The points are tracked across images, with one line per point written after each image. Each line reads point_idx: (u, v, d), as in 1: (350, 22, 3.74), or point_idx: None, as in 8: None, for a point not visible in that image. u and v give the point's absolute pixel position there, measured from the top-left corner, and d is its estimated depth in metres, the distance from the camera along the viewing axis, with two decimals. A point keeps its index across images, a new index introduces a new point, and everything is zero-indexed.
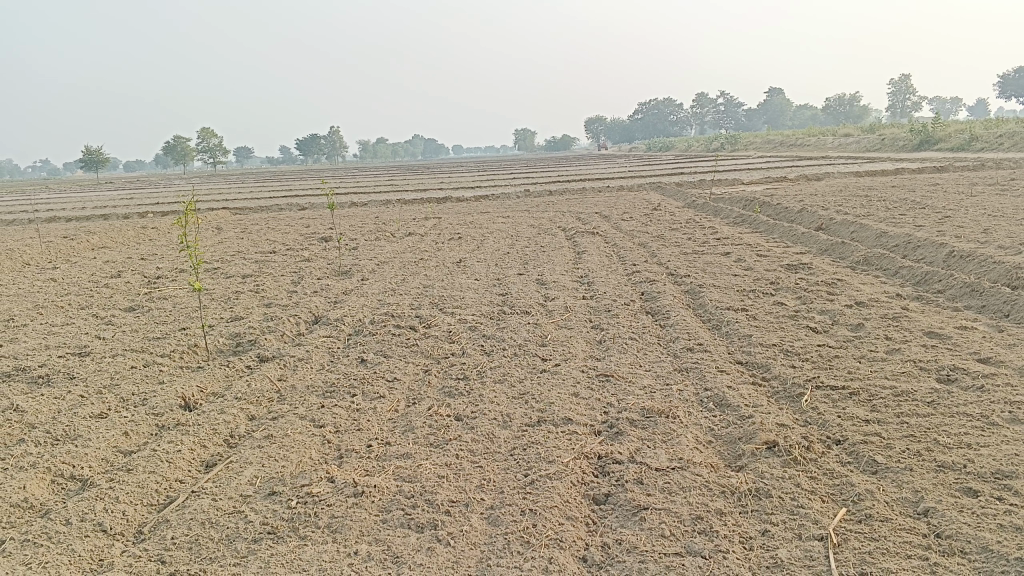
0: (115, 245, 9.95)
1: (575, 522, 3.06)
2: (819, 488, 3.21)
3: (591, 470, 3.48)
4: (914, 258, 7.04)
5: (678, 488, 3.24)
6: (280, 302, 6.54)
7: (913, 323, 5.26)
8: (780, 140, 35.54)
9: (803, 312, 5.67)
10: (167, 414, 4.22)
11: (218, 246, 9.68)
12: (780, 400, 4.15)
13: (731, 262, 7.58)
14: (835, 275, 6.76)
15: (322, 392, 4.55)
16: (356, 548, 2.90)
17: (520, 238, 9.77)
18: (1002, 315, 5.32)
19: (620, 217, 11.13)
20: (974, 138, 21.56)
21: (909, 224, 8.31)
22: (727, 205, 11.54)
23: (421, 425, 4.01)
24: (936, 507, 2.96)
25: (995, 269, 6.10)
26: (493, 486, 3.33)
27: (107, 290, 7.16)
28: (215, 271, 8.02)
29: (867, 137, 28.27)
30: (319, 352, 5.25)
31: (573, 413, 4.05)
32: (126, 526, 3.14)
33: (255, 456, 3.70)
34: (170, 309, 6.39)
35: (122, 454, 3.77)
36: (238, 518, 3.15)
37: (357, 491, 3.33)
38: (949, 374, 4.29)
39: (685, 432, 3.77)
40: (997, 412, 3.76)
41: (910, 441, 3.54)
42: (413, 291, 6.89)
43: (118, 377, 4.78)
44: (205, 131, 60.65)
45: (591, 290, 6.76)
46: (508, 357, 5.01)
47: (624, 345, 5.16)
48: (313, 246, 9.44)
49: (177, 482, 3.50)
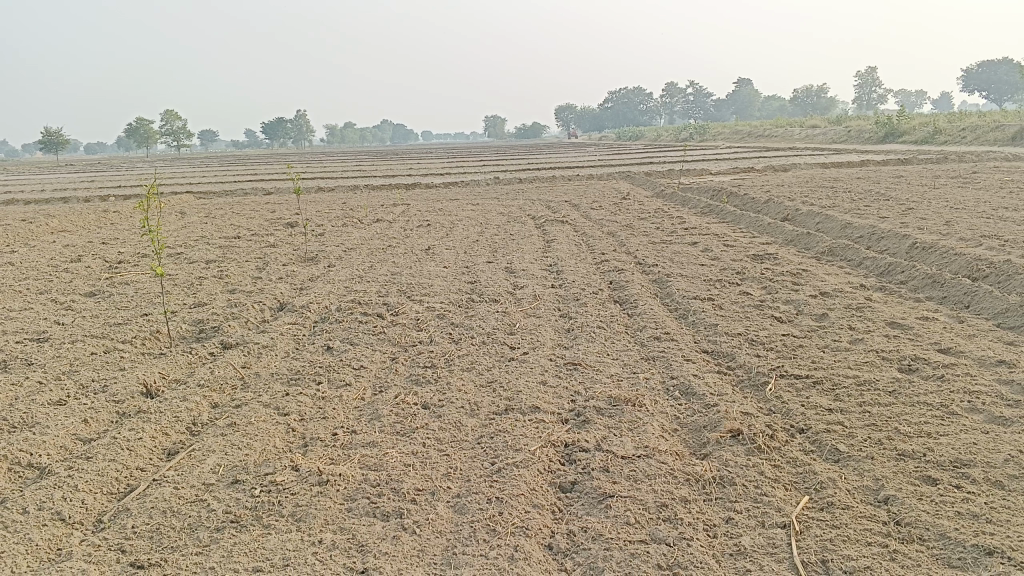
0: (75, 229, 9.75)
1: (541, 510, 3.06)
2: (782, 476, 3.25)
3: (558, 458, 3.49)
4: (878, 249, 7.14)
5: (643, 476, 3.26)
6: (245, 288, 6.46)
7: (876, 313, 5.34)
8: (748, 131, 35.80)
9: (769, 302, 5.73)
10: (128, 402, 4.15)
11: (181, 231, 9.53)
12: (745, 389, 4.19)
13: (699, 252, 7.63)
14: (801, 265, 6.82)
15: (287, 379, 4.50)
16: (320, 537, 2.87)
17: (489, 225, 9.74)
18: (963, 307, 5.42)
19: (589, 206, 11.13)
20: (937, 131, 21.91)
21: (874, 215, 8.43)
22: (695, 195, 11.61)
23: (388, 413, 3.98)
24: (896, 495, 3.01)
25: (956, 261, 6.21)
26: (459, 474, 3.32)
27: (66, 275, 7.00)
28: (178, 255, 7.90)
29: (833, 129, 28.58)
30: (284, 340, 5.18)
31: (540, 401, 4.05)
32: (85, 514, 3.08)
33: (218, 444, 3.65)
34: (132, 295, 6.27)
35: (81, 442, 3.70)
36: (201, 507, 3.11)
37: (322, 479, 3.30)
38: (910, 364, 4.36)
39: (650, 421, 3.79)
40: (956, 402, 3.83)
41: (872, 430, 3.59)
42: (380, 278, 6.84)
43: (77, 364, 4.68)
44: (169, 114, 59.63)
45: (559, 279, 6.76)
46: (476, 345, 5.00)
47: (592, 334, 5.16)
48: (279, 232, 9.32)
49: (137, 471, 3.44)
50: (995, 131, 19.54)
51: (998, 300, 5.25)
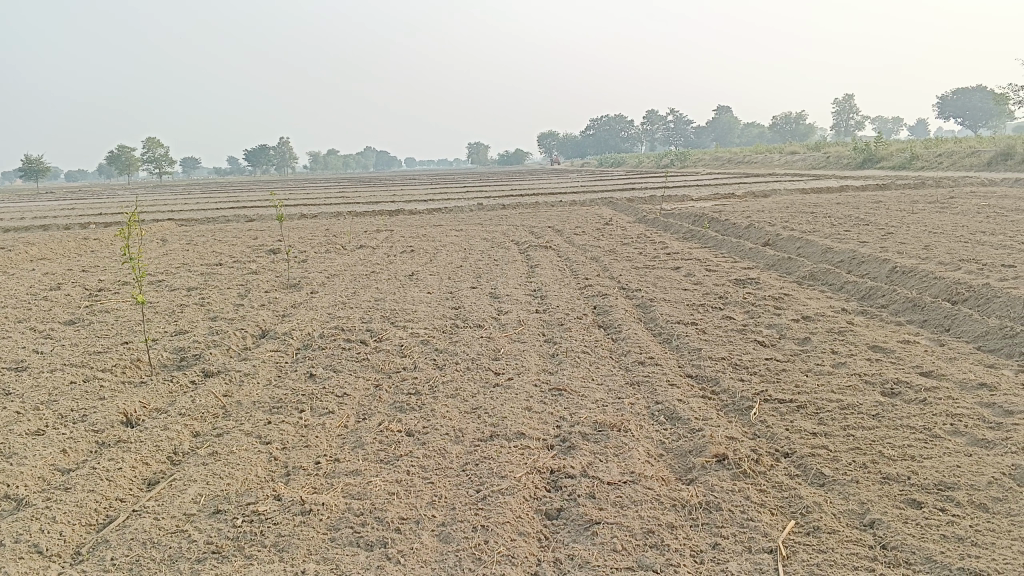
0: (55, 257, 9.67)
1: (527, 538, 3.04)
2: (768, 501, 3.24)
3: (544, 485, 3.47)
4: (858, 272, 7.21)
5: (629, 502, 3.24)
6: (226, 316, 6.41)
7: (858, 336, 5.38)
8: (728, 157, 36.20)
9: (752, 326, 5.76)
10: (108, 431, 4.09)
11: (163, 258, 9.48)
12: (730, 414, 4.19)
13: (681, 276, 7.67)
14: (783, 289, 6.88)
15: (269, 407, 4.46)
16: (303, 567, 2.83)
17: (473, 251, 9.76)
18: (943, 330, 5.47)
19: (572, 231, 11.19)
20: (914, 157, 22.24)
21: (853, 240, 8.53)
22: (677, 221, 11.69)
23: (371, 440, 3.95)
24: (881, 519, 3.01)
25: (936, 284, 6.27)
26: (444, 502, 3.29)
27: (45, 303, 6.93)
28: (160, 283, 7.85)
29: (812, 155, 28.99)
30: (266, 367, 5.14)
31: (525, 427, 4.03)
32: (63, 546, 3.02)
33: (199, 474, 3.60)
34: (112, 322, 6.22)
35: (59, 472, 3.64)
36: (181, 538, 3.06)
37: (304, 509, 3.26)
38: (893, 387, 4.38)
39: (636, 446, 3.78)
40: (939, 425, 3.86)
41: (856, 453, 3.60)
42: (363, 304, 6.81)
43: (56, 392, 4.62)
44: (151, 141, 59.64)
45: (543, 304, 6.77)
46: (460, 371, 4.98)
47: (576, 359, 5.16)
48: (261, 259, 9.29)
49: (117, 502, 3.39)
50: (971, 156, 19.89)
51: (978, 323, 5.31)
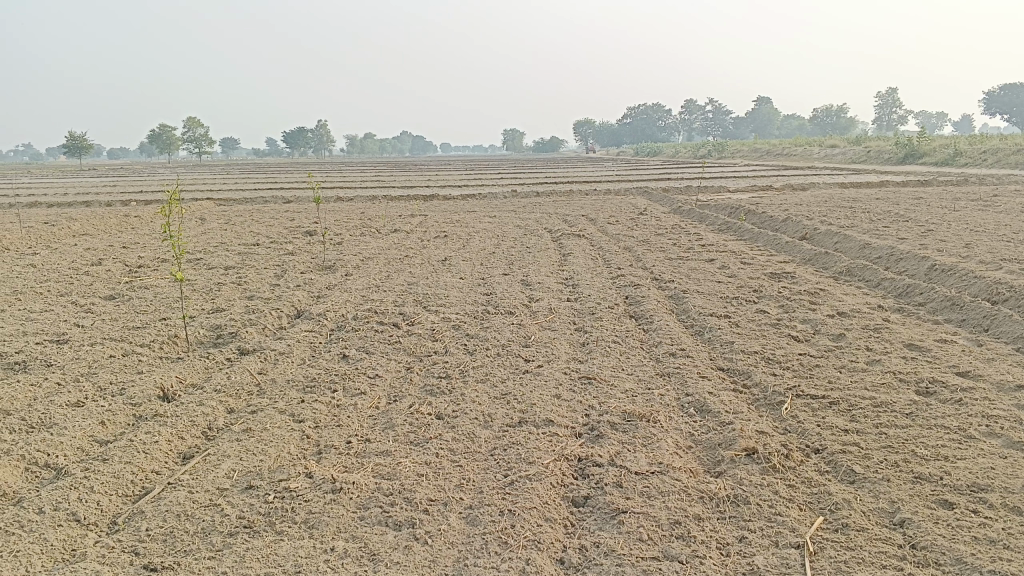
0: (96, 233, 9.86)
1: (553, 524, 3.06)
2: (797, 496, 3.22)
3: (571, 472, 3.48)
4: (896, 269, 7.10)
5: (656, 492, 3.25)
6: (262, 295, 6.50)
7: (894, 334, 5.31)
8: (767, 149, 35.78)
9: (785, 320, 5.71)
10: (146, 405, 4.18)
11: (201, 236, 9.63)
12: (760, 407, 4.17)
13: (715, 268, 7.62)
14: (819, 284, 6.80)
15: (302, 386, 4.52)
16: (332, 544, 2.88)
17: (506, 238, 9.77)
18: (982, 330, 5.37)
19: (607, 220, 11.14)
20: (959, 152, 21.81)
21: (892, 236, 8.40)
22: (713, 212, 11.60)
23: (401, 423, 3.99)
24: (912, 518, 2.99)
25: (977, 283, 6.16)
26: (472, 485, 3.32)
27: (86, 278, 7.08)
28: (198, 261, 7.98)
29: (853, 148, 28.54)
30: (300, 347, 5.21)
31: (554, 414, 4.05)
32: (100, 516, 3.10)
33: (233, 450, 3.67)
34: (151, 298, 6.34)
35: (98, 443, 3.73)
36: (214, 511, 3.13)
37: (335, 487, 3.31)
38: (928, 386, 4.33)
39: (665, 437, 3.78)
40: (975, 426, 3.80)
41: (888, 452, 3.56)
42: (397, 288, 6.86)
43: (96, 365, 4.73)
44: (191, 121, 60.41)
45: (576, 292, 6.76)
46: (491, 357, 5.00)
47: (607, 349, 5.16)
48: (297, 240, 9.38)
49: (152, 474, 3.47)
50: (1017, 154, 19.46)
51: (1018, 324, 5.21)
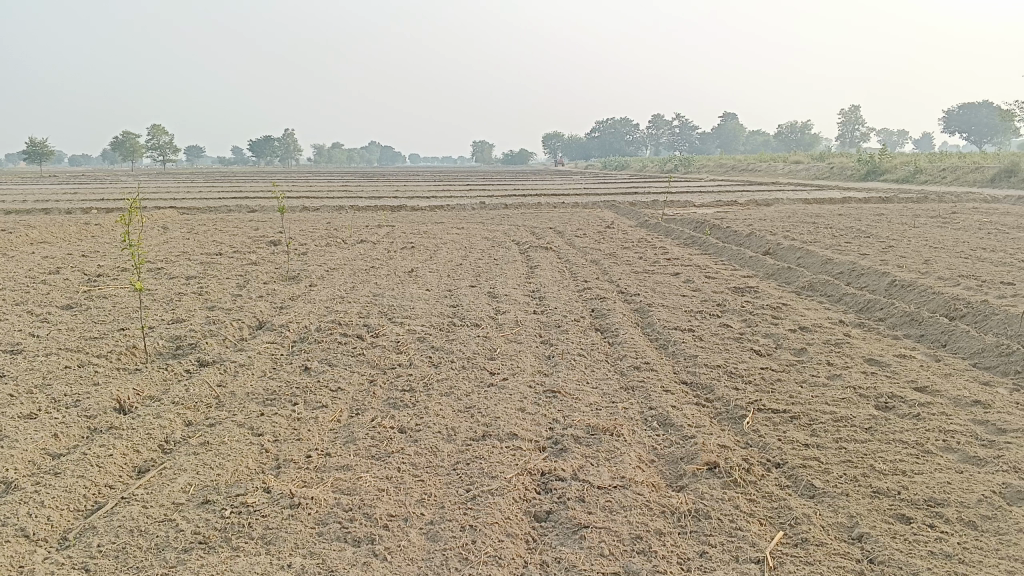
0: (55, 241, 9.66)
1: (515, 539, 3.03)
2: (758, 511, 3.24)
3: (534, 486, 3.47)
4: (857, 285, 7.20)
5: (618, 507, 3.24)
6: (224, 306, 6.41)
7: (855, 349, 5.38)
8: (733, 164, 36.23)
9: (748, 334, 5.76)
10: (101, 417, 4.08)
11: (163, 246, 9.48)
12: (723, 422, 4.18)
13: (680, 282, 7.68)
14: (782, 299, 6.88)
15: (262, 399, 4.45)
16: (289, 561, 2.83)
17: (473, 250, 9.75)
18: (939, 346, 5.46)
19: (574, 234, 11.17)
20: (918, 170, 22.25)
21: (854, 252, 8.52)
22: (679, 227, 11.70)
23: (363, 436, 3.95)
24: (869, 533, 3.01)
25: (935, 299, 6.27)
26: (434, 500, 3.29)
27: (43, 286, 6.93)
28: (159, 270, 7.85)
29: (818, 165, 28.97)
30: (261, 359, 5.14)
31: (518, 428, 4.03)
32: (50, 531, 3.02)
33: (190, 463, 3.60)
34: (109, 308, 6.22)
35: (50, 457, 3.64)
36: (169, 527, 3.06)
37: (293, 502, 3.26)
38: (887, 401, 4.38)
39: (628, 451, 3.78)
40: (932, 440, 3.85)
41: (848, 466, 3.59)
42: (362, 299, 6.81)
43: (50, 377, 4.62)
44: (156, 129, 59.60)
45: (542, 305, 6.77)
46: (455, 370, 4.97)
47: (572, 362, 5.15)
48: (261, 250, 9.27)
49: (106, 488, 3.39)
50: (974, 173, 19.94)
51: (974, 340, 5.31)
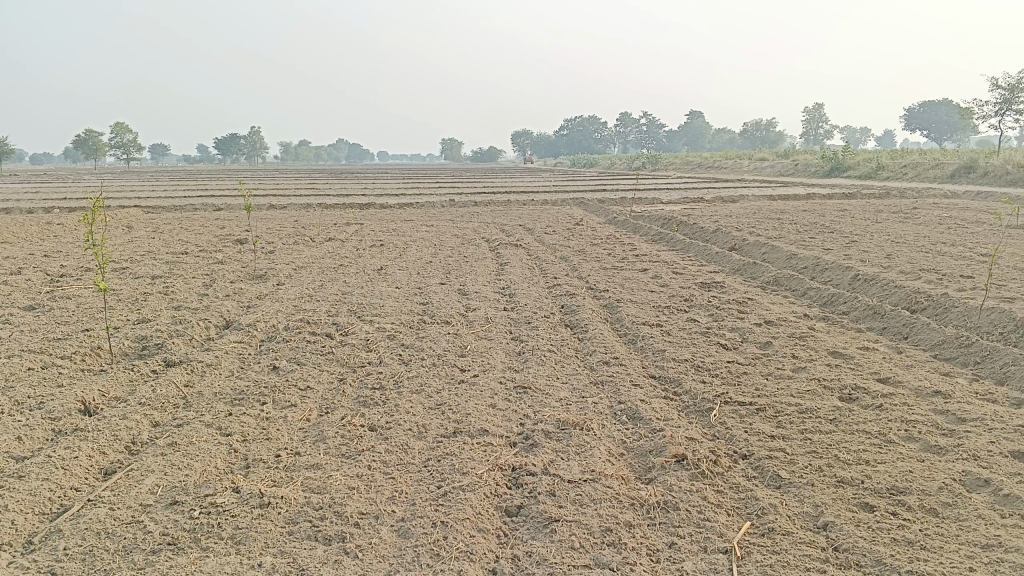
0: (16, 241, 9.49)
1: (486, 535, 3.05)
2: (725, 502, 3.29)
3: (504, 482, 3.48)
4: (822, 279, 7.32)
5: (588, 500, 3.27)
6: (190, 305, 6.34)
7: (819, 342, 5.46)
8: (700, 161, 36.55)
9: (715, 329, 5.83)
10: (66, 419, 4.03)
11: (127, 245, 9.35)
12: (690, 415, 4.24)
13: (649, 278, 7.75)
14: (748, 294, 6.97)
15: (231, 399, 4.42)
16: (260, 560, 2.82)
17: (442, 247, 9.75)
18: (901, 338, 5.57)
19: (543, 231, 11.21)
20: (881, 166, 22.63)
21: (818, 247, 8.67)
22: (646, 223, 11.80)
23: (333, 435, 3.94)
24: (834, 521, 3.07)
25: (896, 292, 6.40)
26: (404, 497, 3.30)
27: (5, 287, 6.81)
28: (123, 270, 7.74)
29: (783, 162, 29.34)
30: (228, 359, 5.09)
31: (489, 424, 4.05)
32: (14, 535, 2.98)
33: (157, 464, 3.56)
34: (72, 309, 6.13)
35: (14, 460, 3.59)
36: (137, 528, 3.04)
37: (263, 502, 3.24)
38: (850, 393, 4.46)
39: (598, 445, 3.81)
40: (894, 430, 3.93)
41: (813, 457, 3.66)
42: (330, 297, 6.78)
43: (12, 379, 4.55)
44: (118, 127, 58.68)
45: (511, 301, 6.79)
46: (425, 367, 4.97)
47: (542, 358, 5.17)
48: (228, 248, 9.19)
49: (72, 491, 3.35)
50: (935, 168, 20.33)
51: (935, 332, 5.43)
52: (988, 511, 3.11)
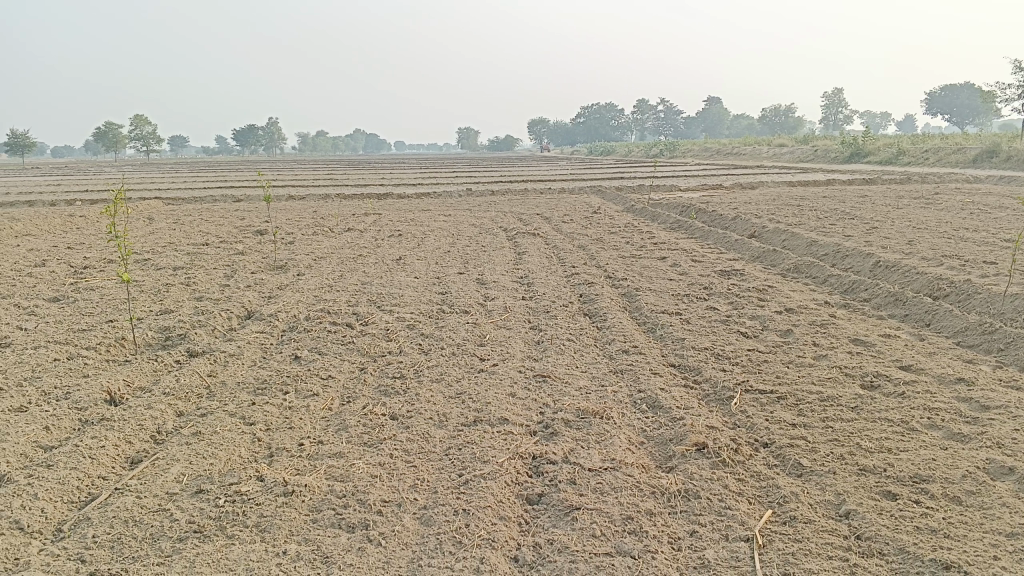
0: (39, 233, 9.59)
1: (508, 522, 3.07)
2: (746, 490, 3.29)
3: (525, 470, 3.50)
4: (842, 266, 7.27)
5: (609, 488, 3.28)
6: (211, 296, 6.39)
7: (840, 330, 5.43)
8: (718, 148, 36.31)
9: (735, 317, 5.81)
10: (91, 409, 4.09)
11: (149, 236, 9.43)
12: (711, 403, 4.23)
13: (667, 266, 7.72)
14: (767, 281, 6.93)
15: (253, 389, 4.46)
16: (284, 548, 2.86)
17: (461, 236, 9.76)
18: (923, 325, 5.53)
19: (561, 219, 11.20)
20: (902, 151, 22.37)
21: (838, 233, 8.60)
22: (665, 211, 11.75)
23: (354, 424, 3.96)
24: (856, 510, 3.06)
25: (918, 279, 6.34)
26: (427, 486, 3.32)
27: (30, 279, 6.89)
28: (145, 262, 7.81)
29: (802, 148, 29.08)
30: (250, 349, 5.14)
31: (509, 413, 4.06)
32: (44, 523, 3.03)
33: (182, 453, 3.61)
34: (96, 301, 6.19)
35: (42, 449, 3.65)
36: (163, 516, 3.08)
37: (286, 490, 3.28)
38: (872, 380, 4.44)
39: (618, 434, 3.82)
40: (917, 418, 3.91)
41: (834, 445, 3.64)
42: (350, 287, 6.81)
43: (39, 369, 4.61)
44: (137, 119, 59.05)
45: (530, 290, 6.79)
46: (445, 357, 4.99)
47: (561, 347, 5.18)
48: (247, 239, 9.25)
49: (99, 480, 3.39)
50: (957, 153, 20.08)
51: (957, 319, 5.38)
52: (1012, 500, 3.09)
